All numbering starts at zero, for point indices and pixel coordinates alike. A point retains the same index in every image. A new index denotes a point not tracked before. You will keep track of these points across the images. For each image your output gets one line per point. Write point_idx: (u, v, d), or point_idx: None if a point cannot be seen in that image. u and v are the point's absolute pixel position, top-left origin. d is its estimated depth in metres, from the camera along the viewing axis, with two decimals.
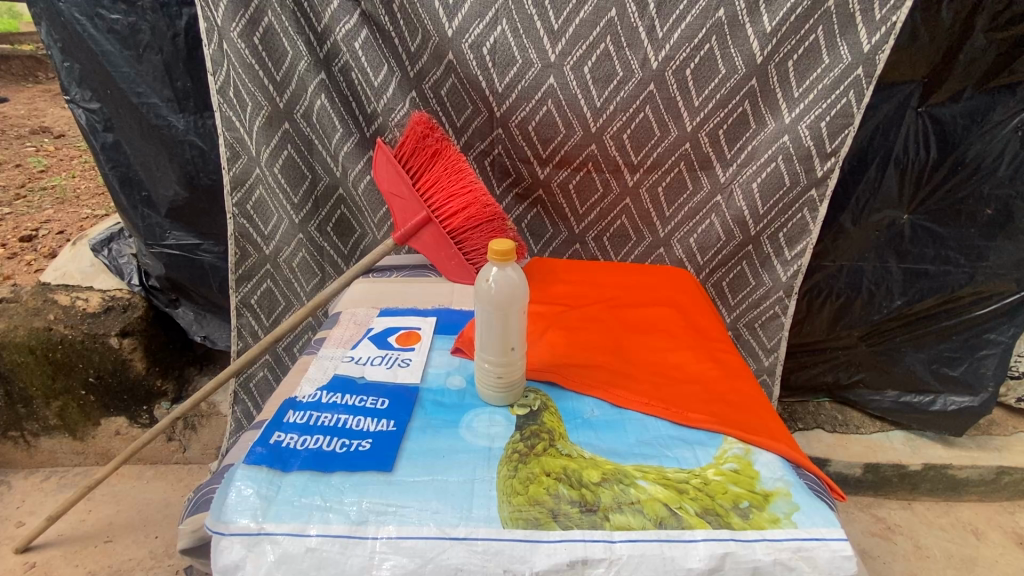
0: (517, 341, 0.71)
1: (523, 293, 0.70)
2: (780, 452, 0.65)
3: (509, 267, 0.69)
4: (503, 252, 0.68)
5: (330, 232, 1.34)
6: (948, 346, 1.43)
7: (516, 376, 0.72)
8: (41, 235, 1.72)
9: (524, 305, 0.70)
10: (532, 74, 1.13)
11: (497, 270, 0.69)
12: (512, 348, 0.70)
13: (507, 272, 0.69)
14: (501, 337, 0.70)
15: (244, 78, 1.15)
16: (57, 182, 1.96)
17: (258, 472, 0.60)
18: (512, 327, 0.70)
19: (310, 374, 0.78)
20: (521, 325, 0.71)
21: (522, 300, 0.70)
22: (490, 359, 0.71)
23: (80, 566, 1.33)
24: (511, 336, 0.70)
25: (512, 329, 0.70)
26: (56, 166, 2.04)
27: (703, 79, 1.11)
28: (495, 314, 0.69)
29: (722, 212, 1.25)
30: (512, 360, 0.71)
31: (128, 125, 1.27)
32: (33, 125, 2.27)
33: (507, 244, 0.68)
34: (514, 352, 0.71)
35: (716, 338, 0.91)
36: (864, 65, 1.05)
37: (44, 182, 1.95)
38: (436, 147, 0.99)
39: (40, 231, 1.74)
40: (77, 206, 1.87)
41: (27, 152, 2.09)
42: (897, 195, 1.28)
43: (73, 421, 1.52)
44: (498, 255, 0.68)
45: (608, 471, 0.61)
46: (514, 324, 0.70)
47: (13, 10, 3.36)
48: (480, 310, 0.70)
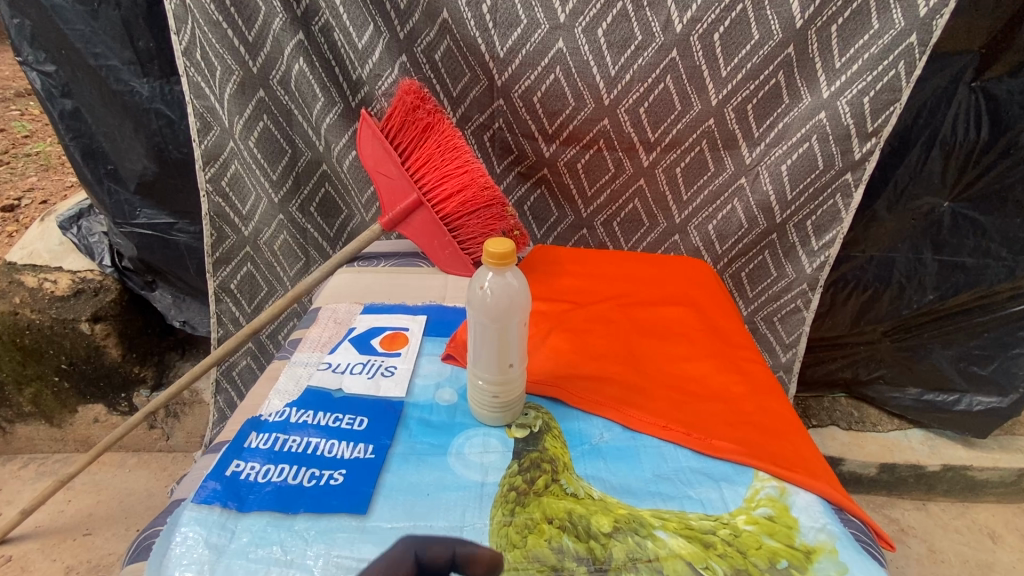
0: (518, 356, 0.61)
1: (523, 299, 0.60)
2: (821, 493, 0.55)
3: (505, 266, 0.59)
4: (501, 252, 0.56)
5: (314, 213, 1.23)
6: (979, 344, 1.32)
7: (518, 394, 0.63)
8: (24, 204, 1.66)
9: (525, 314, 0.60)
10: (539, 37, 1.00)
11: (495, 275, 0.59)
12: (513, 365, 0.61)
13: (505, 276, 0.59)
14: (499, 353, 0.60)
15: (212, 38, 1.02)
16: (43, 148, 1.84)
17: (207, 515, 0.51)
18: (514, 340, 0.60)
19: (280, 385, 0.68)
20: (524, 337, 0.61)
21: (523, 309, 0.60)
22: (485, 380, 0.61)
23: (58, 560, 1.28)
24: (511, 351, 0.60)
25: (514, 343, 0.60)
26: (42, 132, 1.90)
27: (734, 45, 0.97)
28: (490, 326, 0.59)
29: (746, 197, 1.13)
30: (513, 379, 0.61)
31: (88, 91, 1.14)
32: (21, 85, 2.08)
33: (504, 239, 0.57)
34: (515, 369, 0.61)
35: (741, 343, 0.81)
36: (920, 32, 0.92)
37: (29, 148, 1.82)
38: (428, 120, 0.87)
39: (22, 201, 1.67)
40: (62, 172, 1.76)
41: (11, 114, 1.93)
42: (939, 180, 1.16)
43: (48, 408, 1.44)
44: (492, 259, 0.56)
45: (621, 517, 0.52)
46: (515, 337, 0.60)
47: None
48: (474, 321, 0.60)
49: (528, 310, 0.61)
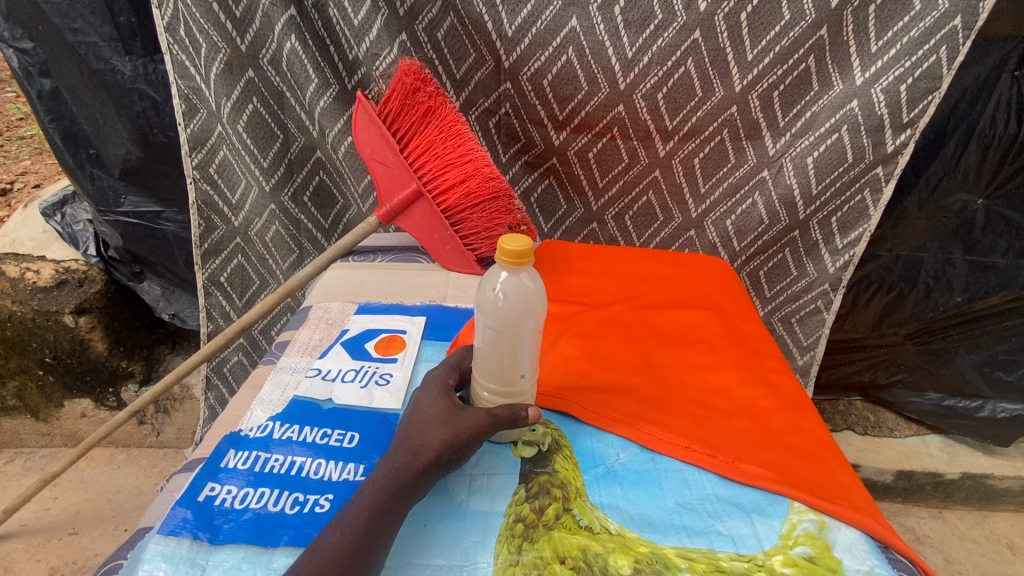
0: (529, 366, 0.55)
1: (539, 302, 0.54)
2: (865, 529, 0.49)
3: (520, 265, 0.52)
4: (517, 249, 0.50)
5: (308, 203, 1.16)
6: (1006, 349, 1.26)
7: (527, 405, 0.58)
8: (16, 188, 1.61)
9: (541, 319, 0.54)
10: (550, 14, 0.92)
11: (508, 277, 0.52)
12: (524, 375, 0.55)
13: (519, 278, 0.52)
14: (509, 363, 0.54)
15: (197, 14, 0.94)
16: (38, 130, 1.76)
17: (174, 549, 0.45)
18: (527, 349, 0.54)
19: (264, 394, 0.62)
20: (537, 344, 0.55)
21: (539, 315, 0.53)
22: (491, 390, 0.55)
23: (43, 561, 1.24)
24: (523, 361, 0.54)
25: (526, 351, 0.54)
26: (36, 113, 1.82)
27: (762, 26, 0.90)
28: (501, 333, 0.52)
29: (768, 191, 1.06)
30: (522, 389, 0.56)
31: (66, 69, 1.06)
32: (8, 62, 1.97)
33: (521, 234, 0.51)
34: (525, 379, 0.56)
35: (766, 351, 0.75)
36: (965, 14, 0.84)
37: (21, 129, 1.76)
38: (430, 104, 0.80)
39: (15, 184, 1.62)
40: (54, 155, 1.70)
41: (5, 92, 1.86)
42: (974, 175, 1.08)
43: (34, 402, 1.40)
44: (506, 258, 0.50)
45: (642, 557, 0.46)
46: (528, 345, 0.54)
47: None
48: (483, 326, 0.53)
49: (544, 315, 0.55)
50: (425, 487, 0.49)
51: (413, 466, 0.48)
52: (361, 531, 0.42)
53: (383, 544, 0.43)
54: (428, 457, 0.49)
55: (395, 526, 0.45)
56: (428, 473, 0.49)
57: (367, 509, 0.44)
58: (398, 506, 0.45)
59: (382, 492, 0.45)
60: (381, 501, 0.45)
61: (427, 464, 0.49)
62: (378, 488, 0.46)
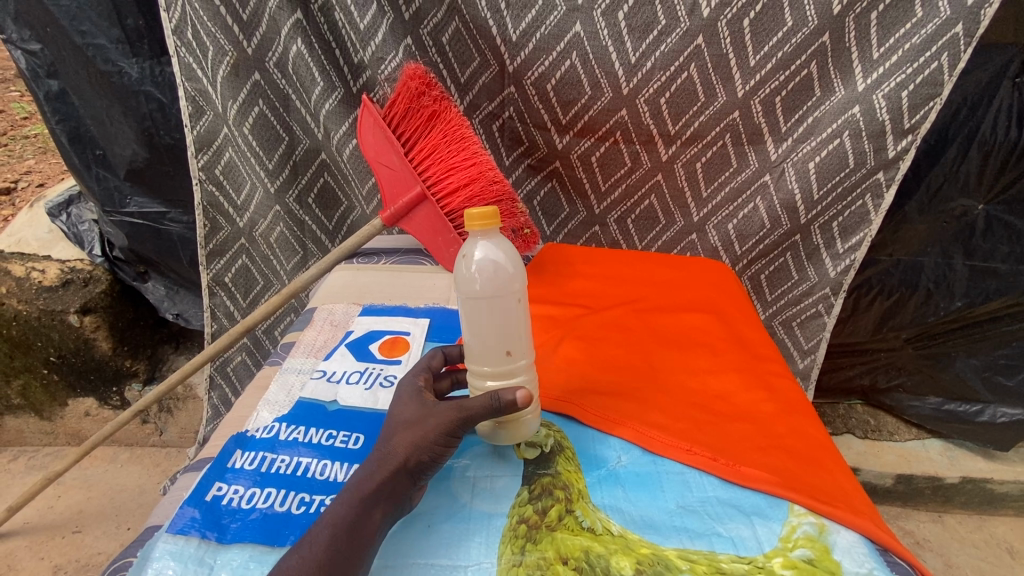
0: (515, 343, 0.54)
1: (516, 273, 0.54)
2: (865, 532, 0.50)
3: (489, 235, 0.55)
4: (480, 213, 0.53)
5: (312, 204, 1.17)
6: (1006, 354, 1.26)
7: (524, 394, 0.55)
8: (20, 187, 1.62)
9: (519, 291, 0.54)
10: (554, 20, 0.93)
11: (475, 249, 0.54)
12: (509, 352, 0.53)
13: (492, 245, 0.54)
14: (494, 340, 0.53)
15: (204, 17, 0.95)
16: (43, 130, 1.78)
17: (183, 548, 0.46)
18: (506, 321, 0.53)
19: (270, 395, 0.63)
20: (521, 319, 0.54)
21: (511, 283, 0.53)
22: (478, 370, 0.54)
23: (46, 559, 1.24)
24: (504, 333, 0.53)
25: (507, 324, 0.53)
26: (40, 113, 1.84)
27: (764, 32, 0.90)
28: (475, 303, 0.53)
29: (770, 195, 1.07)
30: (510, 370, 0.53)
31: (74, 71, 1.07)
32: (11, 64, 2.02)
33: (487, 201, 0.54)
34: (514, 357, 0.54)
35: (768, 355, 0.75)
36: (966, 21, 0.85)
37: (25, 129, 1.78)
38: (434, 108, 0.81)
39: (19, 183, 1.63)
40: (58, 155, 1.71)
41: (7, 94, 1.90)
42: (975, 181, 1.09)
43: (38, 401, 1.41)
44: (469, 221, 0.53)
45: (644, 559, 0.46)
46: (508, 316, 0.53)
47: None
48: (462, 307, 0.54)
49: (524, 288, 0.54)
50: (397, 497, 0.47)
51: (377, 480, 0.46)
52: (320, 555, 0.41)
53: (351, 562, 0.42)
54: (392, 469, 0.47)
55: (363, 543, 0.43)
56: (396, 484, 0.47)
57: (328, 529, 0.43)
58: (361, 524, 0.44)
59: (344, 511, 0.44)
60: (344, 518, 0.44)
61: (393, 475, 0.47)
62: (339, 505, 0.44)
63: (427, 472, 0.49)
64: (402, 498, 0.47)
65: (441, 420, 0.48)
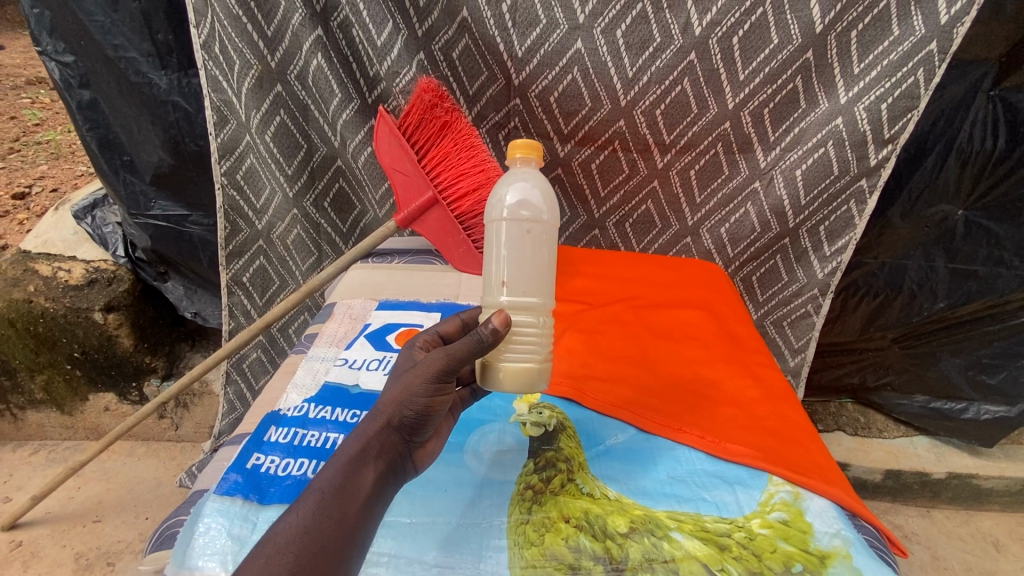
0: (520, 273, 0.55)
1: (539, 211, 0.58)
2: (834, 498, 0.56)
3: (530, 172, 0.62)
4: (520, 145, 0.62)
5: (328, 208, 1.24)
6: (988, 353, 1.32)
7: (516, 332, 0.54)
8: (34, 192, 1.68)
9: (534, 226, 0.57)
10: (557, 37, 1.00)
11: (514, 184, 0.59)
12: (505, 278, 0.55)
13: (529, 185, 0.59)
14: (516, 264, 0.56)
15: (232, 33, 1.02)
16: (53, 136, 1.86)
17: (229, 506, 0.51)
18: (510, 246, 0.56)
19: (298, 379, 0.69)
20: (525, 251, 0.56)
21: (541, 218, 0.58)
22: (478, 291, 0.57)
23: (68, 546, 1.29)
24: (504, 258, 0.56)
25: (510, 250, 0.56)
26: (54, 120, 1.93)
27: (753, 49, 0.97)
28: (495, 226, 0.58)
29: (760, 201, 1.13)
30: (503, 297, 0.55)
31: (106, 82, 1.14)
32: (30, 74, 2.09)
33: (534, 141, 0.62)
34: (508, 287, 0.55)
35: (754, 347, 0.81)
36: (940, 39, 0.91)
37: (39, 136, 1.85)
38: (446, 119, 0.87)
39: (33, 188, 1.69)
40: (72, 162, 1.78)
41: (23, 102, 1.96)
42: (954, 188, 1.15)
43: (60, 396, 1.47)
44: (512, 152, 0.62)
45: (637, 519, 0.52)
46: (513, 243, 0.56)
47: None
48: (495, 232, 0.58)
49: (541, 225, 0.57)
50: (387, 457, 0.48)
51: (363, 442, 0.48)
52: (309, 516, 0.43)
53: (343, 522, 0.43)
54: (376, 430, 0.49)
55: (355, 502, 0.45)
56: (383, 445, 0.48)
57: (318, 491, 0.44)
58: (351, 484, 0.45)
59: (333, 473, 0.45)
60: (334, 480, 0.45)
61: (378, 437, 0.49)
62: (329, 468, 0.46)
63: (415, 431, 0.51)
64: (393, 458, 0.49)
65: (421, 374, 0.49)
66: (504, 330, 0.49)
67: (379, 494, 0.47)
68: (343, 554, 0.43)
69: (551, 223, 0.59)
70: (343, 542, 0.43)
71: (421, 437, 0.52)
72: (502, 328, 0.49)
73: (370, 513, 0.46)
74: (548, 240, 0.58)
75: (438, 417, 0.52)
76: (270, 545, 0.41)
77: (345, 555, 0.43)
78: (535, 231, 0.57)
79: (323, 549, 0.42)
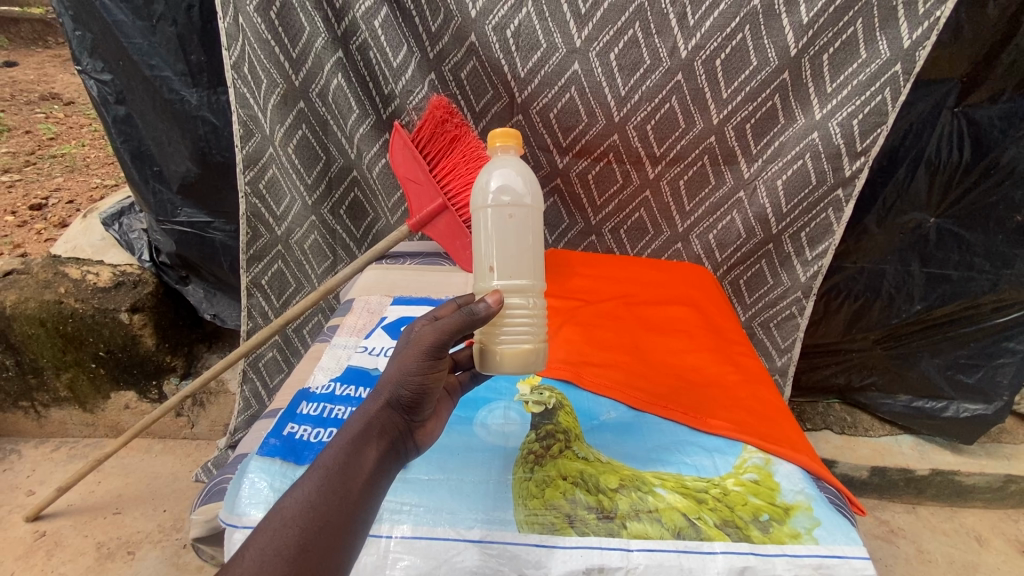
0: (507, 254, 0.65)
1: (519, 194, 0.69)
2: (800, 463, 0.63)
3: (509, 160, 0.73)
4: (499, 135, 0.73)
5: (343, 215, 1.32)
6: (965, 353, 1.40)
7: (508, 310, 0.62)
8: (51, 204, 1.71)
9: (516, 209, 0.68)
10: (557, 60, 1.09)
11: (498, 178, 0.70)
12: (493, 258, 0.65)
13: (509, 177, 0.70)
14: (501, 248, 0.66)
15: (260, 54, 1.13)
16: (68, 150, 1.97)
17: (270, 465, 0.59)
18: (496, 228, 0.66)
19: (323, 363, 0.77)
20: (510, 233, 0.66)
21: (522, 205, 0.68)
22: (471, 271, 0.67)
23: (90, 536, 1.35)
24: (493, 240, 0.66)
25: (495, 232, 0.66)
26: (65, 135, 2.06)
27: (734, 70, 1.07)
28: (482, 212, 0.69)
29: (744, 209, 1.22)
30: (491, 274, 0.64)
31: (140, 98, 1.24)
32: (43, 92, 2.34)
33: (510, 130, 0.74)
34: (495, 266, 0.65)
35: (735, 339, 0.89)
36: (904, 61, 1.01)
37: (54, 150, 1.96)
38: (455, 133, 0.97)
39: (49, 201, 1.72)
40: (87, 174, 1.86)
41: (37, 118, 2.13)
42: (925, 198, 1.24)
43: (83, 394, 1.54)
44: (492, 142, 0.73)
45: (626, 476, 0.60)
46: (497, 226, 0.67)
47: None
48: (483, 221, 0.68)
49: (521, 209, 0.67)
50: (388, 436, 0.51)
51: (365, 421, 0.50)
52: (315, 490, 0.44)
53: (349, 496, 0.45)
54: (377, 409, 0.51)
55: (359, 478, 0.47)
56: (384, 424, 0.51)
57: (322, 468, 0.45)
58: (355, 461, 0.47)
59: (338, 450, 0.47)
60: (338, 456, 0.47)
61: (379, 416, 0.51)
62: (332, 446, 0.47)
63: (413, 410, 0.53)
64: (393, 437, 0.51)
65: (418, 351, 0.52)
66: (496, 308, 0.55)
67: (382, 472, 0.49)
68: (349, 527, 0.44)
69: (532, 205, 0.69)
70: (348, 515, 0.44)
71: (418, 418, 0.54)
72: (495, 306, 0.54)
73: (374, 488, 0.47)
74: (529, 221, 0.67)
75: (435, 397, 0.55)
76: (277, 518, 0.42)
77: (350, 528, 0.44)
78: (516, 215, 0.67)
79: (330, 520, 0.43)
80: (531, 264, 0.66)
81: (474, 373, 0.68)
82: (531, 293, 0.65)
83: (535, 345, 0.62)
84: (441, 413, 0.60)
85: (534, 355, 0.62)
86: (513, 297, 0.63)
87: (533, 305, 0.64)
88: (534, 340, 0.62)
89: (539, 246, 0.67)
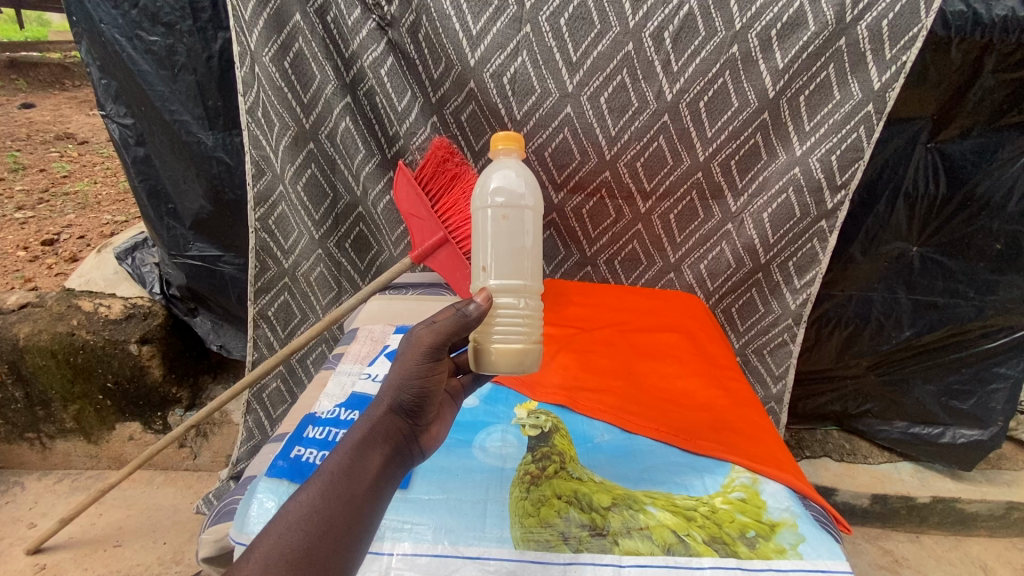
0: (500, 258, 0.70)
1: (518, 196, 0.74)
2: (786, 482, 0.66)
3: (511, 162, 0.78)
4: (501, 138, 0.78)
5: (348, 249, 1.38)
6: (957, 379, 1.42)
7: (498, 310, 0.66)
8: (62, 239, 1.77)
9: (510, 211, 0.72)
10: (550, 103, 1.17)
11: (497, 181, 0.75)
12: (486, 258, 0.71)
13: (506, 180, 0.75)
14: (497, 247, 0.71)
15: (274, 100, 1.21)
16: (79, 188, 2.05)
17: (278, 486, 0.62)
18: (490, 229, 0.72)
19: (328, 390, 0.81)
20: (502, 234, 0.71)
21: (517, 204, 0.73)
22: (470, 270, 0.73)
23: (89, 569, 1.35)
24: (487, 240, 0.72)
25: (492, 233, 0.72)
26: (78, 172, 2.14)
27: (716, 111, 1.14)
28: (480, 214, 0.74)
29: (733, 240, 1.27)
30: (485, 274, 0.70)
31: (160, 140, 1.31)
32: (57, 132, 2.45)
33: (513, 134, 0.79)
34: (488, 266, 0.70)
35: (726, 365, 0.93)
36: (875, 102, 1.07)
37: (67, 187, 2.04)
38: (456, 171, 1.03)
39: (60, 236, 1.79)
40: (98, 212, 1.92)
41: (51, 157, 2.23)
42: (907, 228, 1.29)
43: (88, 425, 1.56)
44: (495, 145, 0.79)
45: (618, 496, 0.63)
46: (494, 227, 0.72)
47: (65, 46, 3.67)
48: (481, 220, 0.73)
49: (516, 211, 0.72)
50: (390, 440, 0.54)
51: (368, 428, 0.53)
52: (319, 495, 0.47)
53: (352, 498, 0.48)
54: (379, 416, 0.55)
55: (362, 482, 0.50)
56: (387, 429, 0.55)
57: (327, 473, 0.49)
58: (358, 466, 0.50)
59: (342, 457, 0.50)
60: (342, 463, 0.50)
61: (382, 422, 0.55)
62: (336, 453, 0.51)
63: (415, 414, 0.57)
64: (396, 442, 0.55)
65: (415, 358, 0.56)
66: (485, 308, 0.60)
67: (385, 476, 0.52)
68: (353, 529, 0.47)
69: (529, 207, 0.74)
70: (351, 520, 0.47)
71: (421, 422, 0.58)
72: (483, 307, 0.60)
73: (378, 491, 0.50)
74: (524, 223, 0.72)
75: (434, 402, 0.58)
76: (282, 522, 0.45)
77: (353, 531, 0.47)
78: (510, 216, 0.72)
79: (333, 524, 0.46)
80: (524, 264, 0.70)
81: (474, 375, 0.72)
82: (524, 292, 0.69)
83: (524, 345, 0.65)
84: (444, 417, 0.64)
85: (523, 354, 0.65)
86: (505, 297, 0.68)
87: (525, 305, 0.68)
88: (524, 341, 0.66)
89: (535, 246, 0.72)
